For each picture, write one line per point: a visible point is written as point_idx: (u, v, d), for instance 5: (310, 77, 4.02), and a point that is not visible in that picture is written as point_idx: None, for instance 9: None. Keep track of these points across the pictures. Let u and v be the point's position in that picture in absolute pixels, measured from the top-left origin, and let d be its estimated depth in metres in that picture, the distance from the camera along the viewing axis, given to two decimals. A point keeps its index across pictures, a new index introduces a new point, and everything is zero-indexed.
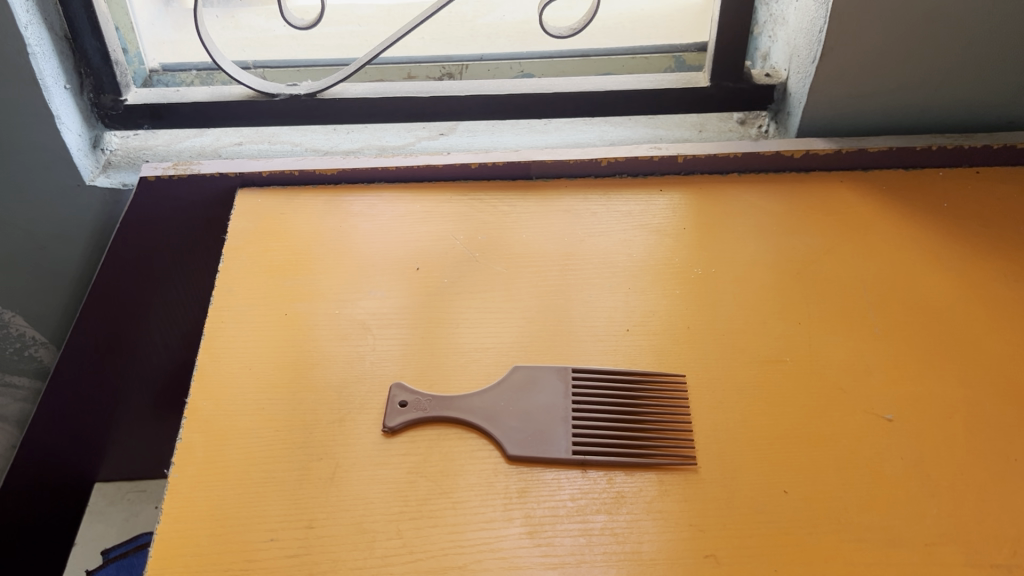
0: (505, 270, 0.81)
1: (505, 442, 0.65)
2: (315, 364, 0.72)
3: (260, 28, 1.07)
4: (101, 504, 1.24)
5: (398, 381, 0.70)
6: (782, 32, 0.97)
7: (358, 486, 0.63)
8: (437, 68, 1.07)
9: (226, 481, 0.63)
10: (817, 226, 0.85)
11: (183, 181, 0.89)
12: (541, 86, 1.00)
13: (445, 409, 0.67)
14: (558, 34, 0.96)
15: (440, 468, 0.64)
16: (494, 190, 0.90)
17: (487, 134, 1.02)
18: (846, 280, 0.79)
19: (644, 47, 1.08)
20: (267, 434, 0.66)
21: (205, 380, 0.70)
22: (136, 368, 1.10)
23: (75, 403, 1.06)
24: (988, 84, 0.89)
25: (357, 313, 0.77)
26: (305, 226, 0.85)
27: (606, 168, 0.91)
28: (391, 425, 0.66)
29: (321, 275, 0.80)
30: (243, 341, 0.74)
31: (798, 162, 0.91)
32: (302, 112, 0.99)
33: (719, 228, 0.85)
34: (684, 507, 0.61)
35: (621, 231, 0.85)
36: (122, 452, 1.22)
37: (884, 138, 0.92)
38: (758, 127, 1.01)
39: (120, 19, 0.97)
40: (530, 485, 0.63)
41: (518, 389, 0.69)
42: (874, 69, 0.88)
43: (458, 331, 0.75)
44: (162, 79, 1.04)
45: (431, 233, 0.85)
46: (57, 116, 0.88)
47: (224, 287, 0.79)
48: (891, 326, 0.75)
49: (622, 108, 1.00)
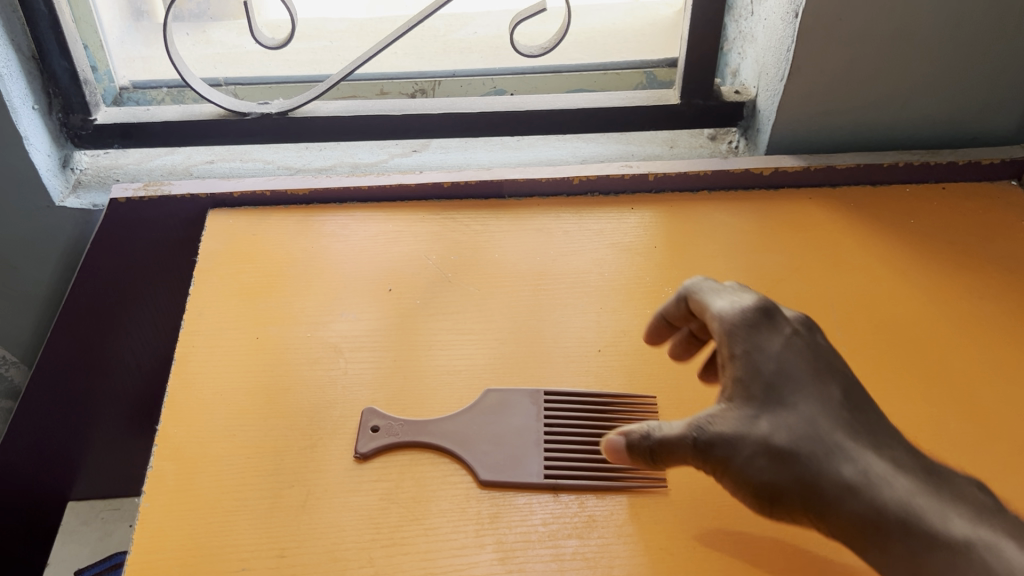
0: (478, 290, 0.81)
1: (477, 467, 0.65)
2: (288, 388, 0.72)
3: (232, 44, 1.07)
4: (73, 523, 1.22)
5: (371, 406, 0.70)
6: (750, 49, 0.98)
7: (330, 513, 0.63)
8: (410, 85, 1.07)
9: (196, 510, 0.63)
10: (787, 243, 0.86)
11: (153, 202, 0.89)
12: (513, 104, 1.00)
13: (418, 434, 0.68)
14: (529, 53, 0.95)
15: (413, 494, 0.64)
16: (466, 209, 0.90)
17: (460, 151, 1.03)
18: (815, 299, 0.80)
19: (617, 63, 1.08)
20: (239, 462, 0.66)
21: (176, 407, 0.70)
22: (109, 387, 1.09)
23: (43, 420, 1.06)
24: (952, 101, 0.90)
25: (329, 336, 0.77)
26: (279, 246, 0.85)
27: (579, 187, 0.91)
28: (362, 451, 0.66)
29: (295, 297, 0.80)
30: (213, 366, 0.73)
31: (768, 179, 0.92)
32: (273, 130, 0.98)
33: (690, 246, 0.86)
34: (655, 530, 0.62)
35: (592, 250, 0.85)
36: (96, 472, 1.20)
37: (852, 155, 0.93)
38: (729, 142, 1.03)
39: (88, 37, 0.96)
40: (502, 510, 0.63)
41: (488, 411, 0.70)
42: (842, 87, 0.89)
43: (432, 353, 0.75)
44: (133, 96, 1.03)
45: (404, 252, 0.85)
46: (25, 137, 0.87)
47: (195, 310, 0.78)
48: (859, 345, 0.76)
49: (595, 127, 1.01)
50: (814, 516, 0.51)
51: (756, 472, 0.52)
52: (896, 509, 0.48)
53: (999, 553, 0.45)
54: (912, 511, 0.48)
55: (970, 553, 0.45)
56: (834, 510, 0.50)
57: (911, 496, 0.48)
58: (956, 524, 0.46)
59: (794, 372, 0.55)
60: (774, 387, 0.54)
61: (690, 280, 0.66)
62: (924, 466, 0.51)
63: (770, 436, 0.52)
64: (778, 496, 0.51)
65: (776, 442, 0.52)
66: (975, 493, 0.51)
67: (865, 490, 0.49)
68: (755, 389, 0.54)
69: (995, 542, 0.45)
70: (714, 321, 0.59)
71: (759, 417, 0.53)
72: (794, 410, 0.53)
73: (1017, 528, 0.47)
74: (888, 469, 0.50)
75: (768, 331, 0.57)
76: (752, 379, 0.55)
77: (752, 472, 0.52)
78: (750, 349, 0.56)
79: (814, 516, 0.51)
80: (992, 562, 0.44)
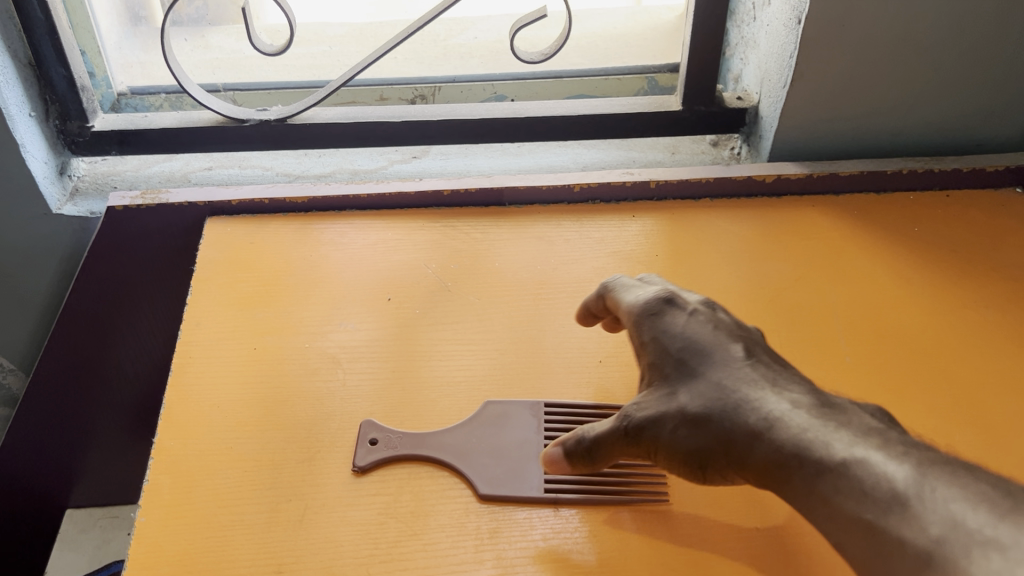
0: (478, 300, 0.81)
1: (476, 480, 0.65)
2: (286, 400, 0.71)
3: (231, 49, 1.08)
4: (72, 532, 1.21)
5: (369, 418, 0.69)
6: (752, 55, 0.97)
7: (328, 528, 0.62)
8: (410, 90, 1.05)
9: (193, 525, 0.62)
10: (790, 252, 0.85)
11: (151, 210, 0.88)
12: (513, 110, 1.00)
13: (416, 447, 0.67)
14: (530, 60, 0.94)
15: (411, 508, 0.64)
16: (466, 217, 0.90)
17: (460, 158, 1.02)
18: (819, 308, 0.80)
19: (619, 69, 1.07)
20: (236, 475, 0.66)
21: (173, 419, 0.69)
22: (107, 395, 1.08)
23: (41, 427, 1.05)
24: (957, 108, 0.89)
25: (328, 346, 0.76)
26: (277, 255, 0.84)
27: (580, 194, 0.91)
28: (360, 465, 0.66)
29: (293, 306, 0.79)
30: (211, 376, 0.73)
31: (771, 186, 0.91)
32: (272, 137, 0.97)
33: (691, 255, 0.85)
34: (657, 546, 0.61)
35: (593, 258, 0.85)
36: (92, 480, 1.19)
37: (855, 162, 0.92)
38: (731, 148, 1.02)
39: (86, 43, 0.95)
40: (502, 525, 0.63)
41: (487, 424, 0.69)
42: (845, 94, 0.88)
43: (431, 364, 0.75)
44: (131, 102, 1.02)
45: (403, 261, 0.84)
46: (22, 145, 0.87)
47: (192, 320, 0.77)
48: (863, 355, 0.75)
49: (596, 133, 1.00)
50: (735, 468, 0.53)
51: (671, 439, 0.55)
52: (787, 443, 0.49)
53: (873, 467, 0.45)
54: (802, 441, 0.49)
55: (850, 472, 0.46)
56: (742, 459, 0.52)
57: (802, 427, 0.49)
58: (839, 447, 0.47)
59: (694, 340, 0.58)
60: (681, 359, 0.57)
61: (608, 278, 0.70)
62: (823, 399, 0.52)
63: (683, 405, 0.55)
64: (694, 457, 0.54)
65: (689, 409, 0.54)
66: (877, 421, 0.51)
67: (760, 432, 0.51)
68: (666, 367, 0.57)
69: (873, 457, 0.46)
70: (626, 313, 0.64)
71: (670, 389, 0.56)
72: (697, 374, 0.56)
73: (905, 441, 0.47)
74: (784, 407, 0.51)
75: (670, 313, 0.61)
76: (661, 356, 0.58)
77: (669, 437, 0.55)
78: (658, 329, 0.60)
79: (732, 470, 0.53)
80: (870, 478, 0.45)
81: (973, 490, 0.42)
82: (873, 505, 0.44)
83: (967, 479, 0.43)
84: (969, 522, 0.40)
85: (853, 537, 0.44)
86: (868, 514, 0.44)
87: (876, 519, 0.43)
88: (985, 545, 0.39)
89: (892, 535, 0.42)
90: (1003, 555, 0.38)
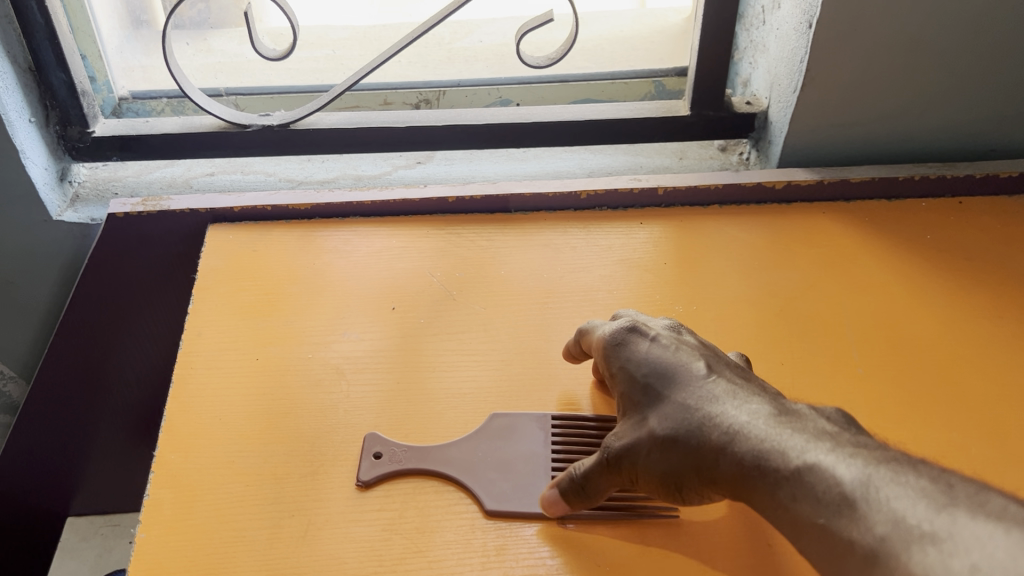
0: (484, 309, 0.79)
1: (482, 496, 0.63)
2: (288, 413, 0.70)
3: (233, 53, 1.06)
4: (72, 540, 1.18)
5: (373, 431, 0.68)
6: (762, 59, 0.96)
7: (331, 544, 0.61)
8: (415, 95, 1.04)
9: (193, 541, 0.61)
10: (801, 260, 0.84)
11: (152, 217, 0.87)
12: (519, 115, 0.98)
13: (421, 461, 0.66)
14: (536, 64, 0.93)
15: (416, 524, 0.62)
16: (472, 224, 0.88)
17: (465, 163, 1.01)
18: (830, 318, 0.78)
19: (626, 73, 1.06)
20: (238, 489, 0.65)
21: (174, 431, 0.68)
22: (108, 402, 1.07)
23: (42, 435, 1.04)
24: (970, 113, 0.88)
25: (331, 357, 0.75)
26: (280, 263, 0.83)
27: (586, 201, 0.89)
28: (365, 478, 0.64)
29: (296, 316, 0.78)
30: (213, 387, 0.72)
31: (780, 193, 0.90)
32: (275, 142, 0.96)
33: (700, 263, 0.84)
34: (667, 564, 0.60)
35: (600, 266, 0.83)
36: (94, 488, 1.18)
37: (866, 168, 0.91)
38: (739, 153, 1.01)
39: (86, 47, 0.94)
40: (509, 542, 0.62)
41: (493, 437, 0.68)
42: (856, 99, 0.87)
43: (437, 376, 0.73)
44: (132, 107, 1.01)
45: (408, 269, 0.83)
46: (22, 151, 0.85)
47: (194, 330, 0.76)
48: (875, 366, 0.74)
49: (603, 138, 0.99)
50: (705, 483, 0.54)
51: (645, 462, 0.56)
52: (747, 454, 0.51)
53: (821, 471, 0.47)
54: (761, 451, 0.51)
55: (805, 477, 0.48)
56: (710, 475, 0.53)
57: (759, 436, 0.51)
58: (794, 454, 0.49)
59: (658, 361, 0.59)
60: (647, 382, 0.59)
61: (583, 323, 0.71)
62: (783, 408, 0.54)
63: (652, 428, 0.56)
64: (668, 479, 0.55)
65: (656, 431, 0.56)
66: (834, 425, 0.53)
67: (722, 445, 0.52)
68: (634, 390, 0.59)
69: (823, 461, 0.48)
70: (596, 344, 0.66)
71: (640, 413, 0.58)
72: (662, 395, 0.57)
73: (856, 444, 0.50)
74: (743, 418, 0.53)
75: (633, 336, 0.63)
76: (630, 381, 0.60)
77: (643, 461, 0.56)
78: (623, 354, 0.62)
79: (704, 486, 0.54)
80: (821, 482, 0.47)
81: (914, 485, 0.44)
82: (825, 509, 0.46)
83: (910, 474, 0.45)
84: (908, 516, 0.42)
85: (811, 540, 0.46)
86: (821, 516, 0.46)
87: (827, 521, 0.45)
88: (921, 538, 0.41)
89: (843, 535, 0.44)
90: (938, 547, 0.40)
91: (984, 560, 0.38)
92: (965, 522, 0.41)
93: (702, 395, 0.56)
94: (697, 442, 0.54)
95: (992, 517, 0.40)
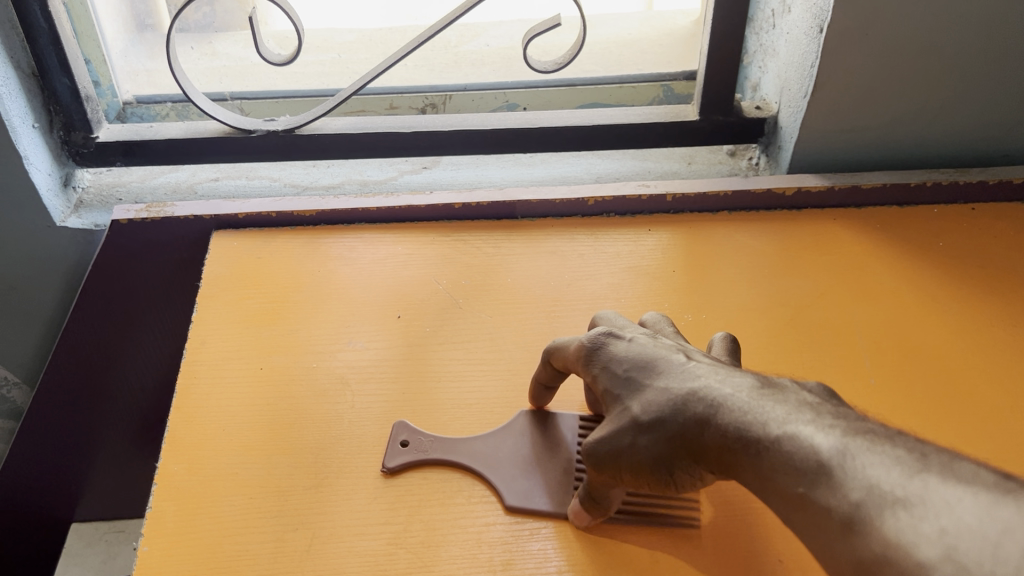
0: (490, 317, 0.79)
1: (504, 491, 0.64)
2: (292, 423, 0.69)
3: (238, 56, 1.05)
4: (77, 546, 1.18)
5: (401, 420, 0.69)
6: (772, 63, 0.95)
7: (336, 558, 0.60)
8: (420, 99, 1.03)
9: (196, 555, 0.60)
10: (811, 268, 0.83)
11: (157, 223, 0.86)
12: (526, 120, 0.98)
13: (446, 452, 0.66)
14: (543, 69, 0.92)
15: (422, 538, 0.62)
16: (478, 230, 0.87)
17: (471, 169, 1.00)
18: (842, 327, 0.77)
19: (634, 76, 1.05)
20: (242, 501, 0.64)
21: (177, 442, 0.67)
22: (112, 408, 1.07)
23: (46, 441, 1.04)
24: (983, 119, 0.87)
25: (336, 367, 0.74)
26: (286, 270, 0.83)
27: (594, 208, 0.88)
28: (389, 465, 0.65)
29: (300, 325, 0.77)
30: (217, 397, 0.71)
31: (791, 200, 0.89)
32: (280, 148, 0.96)
33: (709, 270, 0.83)
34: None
35: (608, 274, 0.82)
36: (98, 495, 1.17)
37: (877, 174, 0.90)
38: (749, 158, 1.00)
39: (91, 52, 0.93)
40: (516, 556, 0.61)
41: (527, 436, 0.68)
42: (867, 104, 0.86)
43: (443, 385, 0.73)
44: (136, 111, 1.00)
45: (413, 277, 0.82)
46: (26, 157, 0.85)
47: (197, 339, 0.76)
48: (888, 375, 0.73)
49: (611, 143, 0.98)
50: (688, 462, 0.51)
51: (626, 451, 0.52)
52: (727, 427, 0.48)
53: (801, 440, 0.44)
54: (740, 424, 0.48)
55: (783, 448, 0.45)
56: (692, 454, 0.50)
57: (738, 408, 0.48)
58: (774, 424, 0.46)
59: (635, 352, 0.56)
60: (623, 369, 0.55)
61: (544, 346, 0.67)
62: (763, 379, 0.51)
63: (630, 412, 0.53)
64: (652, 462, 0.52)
65: (635, 415, 0.52)
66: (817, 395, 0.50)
67: (702, 420, 0.49)
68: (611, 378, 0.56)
69: (802, 431, 0.45)
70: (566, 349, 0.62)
71: (616, 400, 0.55)
72: (638, 381, 0.54)
73: (837, 413, 0.46)
74: (721, 391, 0.50)
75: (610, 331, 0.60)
76: (603, 372, 0.57)
77: (624, 449, 0.52)
78: (597, 346, 0.58)
79: (687, 467, 0.51)
80: (799, 451, 0.44)
81: (889, 454, 0.41)
82: (804, 478, 0.43)
83: (888, 442, 0.42)
84: (882, 482, 0.40)
85: (794, 512, 0.44)
86: (799, 485, 0.43)
87: (805, 490, 0.43)
88: (893, 503, 0.39)
89: (822, 503, 0.42)
90: (909, 512, 0.38)
91: (953, 526, 0.36)
92: (937, 487, 0.38)
93: (679, 375, 0.52)
94: (675, 422, 0.50)
95: (965, 481, 0.38)
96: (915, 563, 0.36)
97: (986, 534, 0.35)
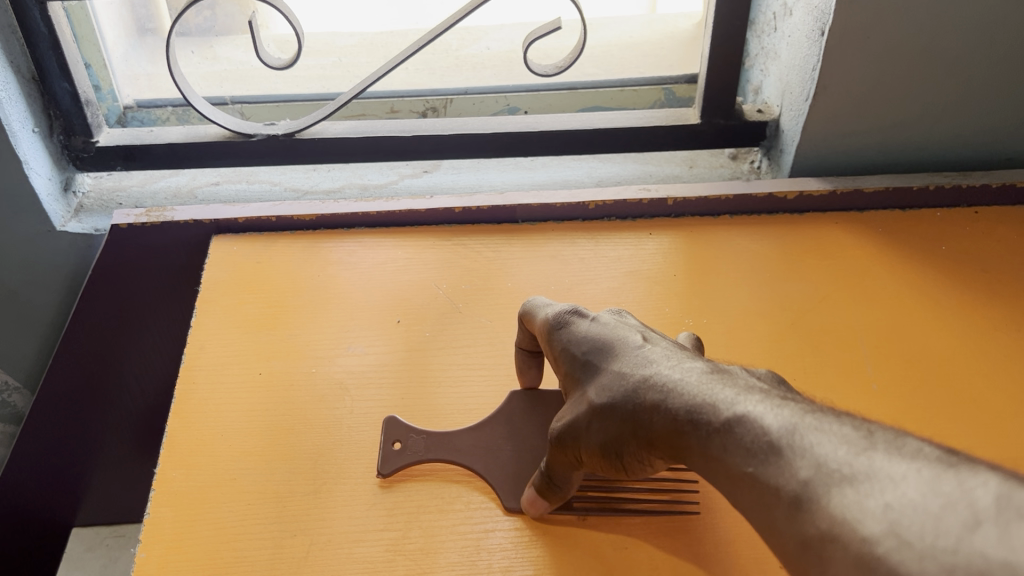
0: (490, 321, 0.78)
1: (501, 493, 0.64)
2: (291, 429, 0.69)
3: (239, 61, 1.05)
4: (78, 551, 1.17)
5: (392, 416, 0.69)
6: (773, 66, 0.95)
7: (335, 565, 0.60)
8: (421, 103, 1.03)
9: (193, 562, 0.60)
10: (813, 272, 0.83)
11: (157, 228, 0.86)
12: (527, 124, 0.97)
13: (440, 452, 0.66)
14: (544, 73, 0.91)
15: (421, 544, 0.61)
16: (479, 235, 0.87)
17: (472, 172, 1.00)
18: (844, 332, 0.77)
19: (635, 79, 1.05)
20: (241, 508, 0.64)
21: (175, 448, 0.67)
22: (111, 412, 1.06)
23: (47, 446, 1.04)
24: (986, 122, 0.86)
25: (335, 372, 0.74)
26: (285, 275, 0.82)
27: (595, 212, 0.88)
28: (385, 472, 0.65)
29: (299, 330, 0.77)
30: (215, 402, 0.71)
31: (792, 204, 0.89)
32: (279, 151, 0.95)
33: (710, 275, 0.82)
34: None
35: (609, 278, 0.82)
36: (99, 500, 1.16)
37: (880, 178, 0.89)
38: (750, 162, 0.99)
39: (91, 56, 0.94)
40: (515, 563, 0.60)
41: (520, 433, 0.67)
42: (869, 107, 0.85)
43: (442, 391, 0.72)
44: (137, 116, 1.00)
45: (413, 281, 0.82)
46: (25, 161, 0.85)
47: (196, 345, 0.75)
48: (889, 380, 0.72)
49: (612, 147, 0.98)
50: (643, 447, 0.50)
51: (584, 429, 0.53)
52: (678, 410, 0.47)
53: (751, 421, 0.43)
54: (692, 407, 0.46)
55: (734, 430, 0.44)
56: (644, 438, 0.49)
57: (690, 391, 0.47)
58: (725, 406, 0.45)
59: (597, 335, 0.56)
60: (586, 355, 0.55)
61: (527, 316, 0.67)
62: (716, 366, 0.50)
63: (590, 397, 0.52)
64: (607, 446, 0.51)
65: (595, 400, 0.52)
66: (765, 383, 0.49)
67: (655, 404, 0.48)
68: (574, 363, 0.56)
69: (752, 412, 0.44)
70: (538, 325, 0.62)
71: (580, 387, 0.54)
72: (599, 366, 0.54)
73: (786, 396, 0.46)
74: (675, 375, 0.49)
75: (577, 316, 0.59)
76: (568, 358, 0.56)
77: (581, 431, 0.53)
78: (563, 325, 0.58)
79: (640, 451, 0.50)
80: (750, 433, 0.43)
81: (836, 431, 0.40)
82: (754, 458, 0.42)
83: (835, 421, 0.41)
84: (830, 460, 0.39)
85: (742, 494, 0.42)
86: (749, 466, 0.42)
87: (755, 471, 0.41)
88: (840, 481, 0.38)
89: (772, 483, 0.40)
90: (856, 488, 0.37)
91: (897, 500, 0.35)
92: (883, 463, 0.37)
93: (637, 360, 0.52)
94: (630, 406, 0.50)
95: (908, 455, 0.37)
96: (861, 540, 0.35)
97: (928, 507, 0.34)
